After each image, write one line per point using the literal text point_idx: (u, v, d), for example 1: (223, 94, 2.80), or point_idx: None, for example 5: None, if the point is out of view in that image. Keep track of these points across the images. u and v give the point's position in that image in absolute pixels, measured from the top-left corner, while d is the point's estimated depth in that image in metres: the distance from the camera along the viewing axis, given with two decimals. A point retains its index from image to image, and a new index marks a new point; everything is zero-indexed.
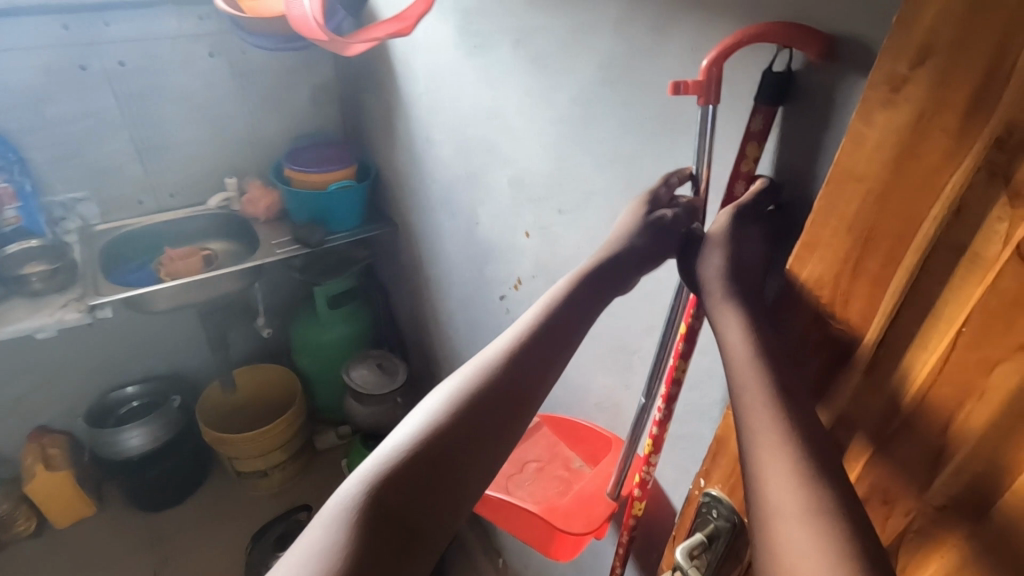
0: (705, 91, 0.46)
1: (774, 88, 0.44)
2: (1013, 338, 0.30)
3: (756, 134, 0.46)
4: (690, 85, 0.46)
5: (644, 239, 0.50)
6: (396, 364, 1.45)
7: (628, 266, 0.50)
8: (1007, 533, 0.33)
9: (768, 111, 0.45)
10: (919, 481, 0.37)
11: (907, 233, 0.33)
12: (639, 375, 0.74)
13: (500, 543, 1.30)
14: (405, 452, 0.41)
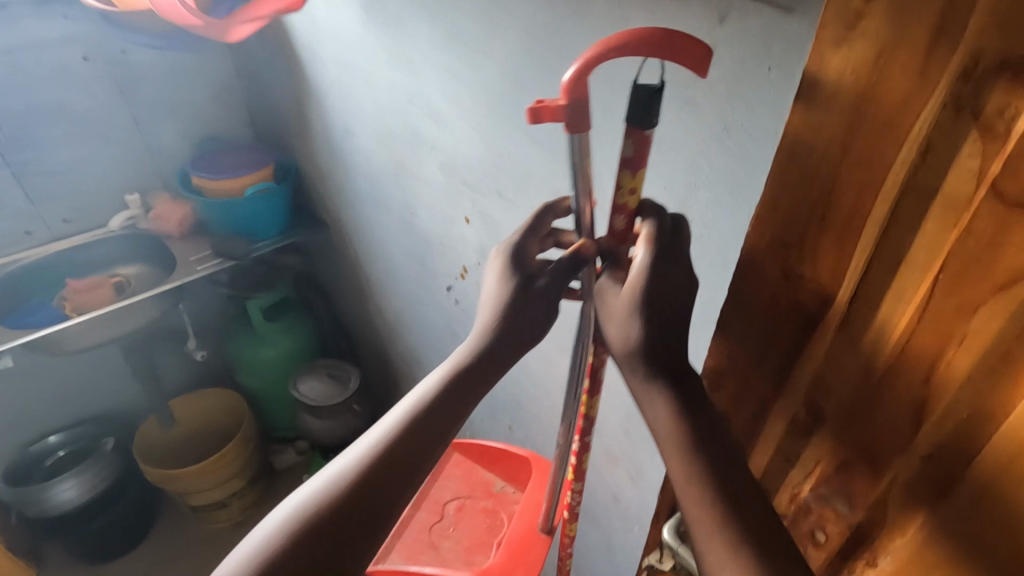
0: (573, 122, 0.40)
1: (642, 108, 0.38)
2: (992, 278, 0.28)
3: (631, 161, 0.40)
4: (551, 109, 0.39)
5: (525, 297, 0.45)
6: (346, 370, 1.38)
7: (521, 326, 0.45)
8: (993, 480, 0.32)
9: (638, 136, 0.39)
10: (902, 435, 0.35)
11: (874, 182, 0.31)
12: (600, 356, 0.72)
13: None
14: (267, 550, 0.38)
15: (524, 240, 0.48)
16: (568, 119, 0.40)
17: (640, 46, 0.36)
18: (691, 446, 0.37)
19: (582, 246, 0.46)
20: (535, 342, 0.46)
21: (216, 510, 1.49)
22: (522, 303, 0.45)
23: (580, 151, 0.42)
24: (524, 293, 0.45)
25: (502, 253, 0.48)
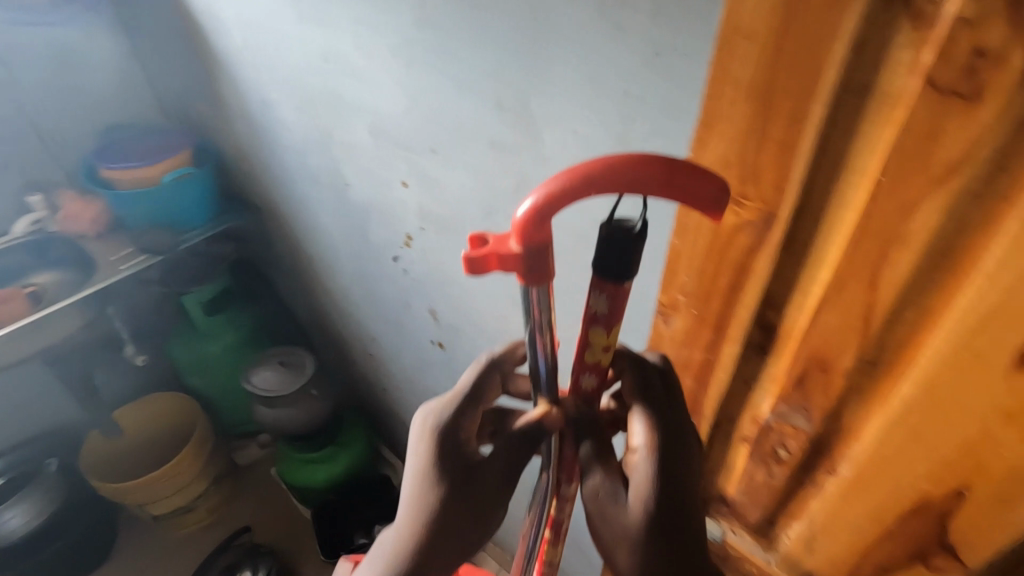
0: (530, 272, 0.38)
1: (612, 250, 0.38)
2: (929, 172, 0.28)
3: (607, 314, 0.42)
4: (497, 259, 0.38)
5: (456, 500, 0.48)
6: (301, 357, 1.33)
7: (454, 529, 0.48)
8: (939, 372, 0.33)
9: (609, 287, 0.40)
10: (852, 343, 0.36)
11: (810, 86, 0.30)
12: None
13: None
14: None
15: (457, 419, 0.50)
16: (525, 274, 0.39)
17: (627, 183, 0.33)
18: None
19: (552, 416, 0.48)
20: (475, 539, 0.49)
21: (182, 515, 1.43)
22: (456, 499, 0.48)
23: (537, 296, 0.41)
24: (456, 496, 0.48)
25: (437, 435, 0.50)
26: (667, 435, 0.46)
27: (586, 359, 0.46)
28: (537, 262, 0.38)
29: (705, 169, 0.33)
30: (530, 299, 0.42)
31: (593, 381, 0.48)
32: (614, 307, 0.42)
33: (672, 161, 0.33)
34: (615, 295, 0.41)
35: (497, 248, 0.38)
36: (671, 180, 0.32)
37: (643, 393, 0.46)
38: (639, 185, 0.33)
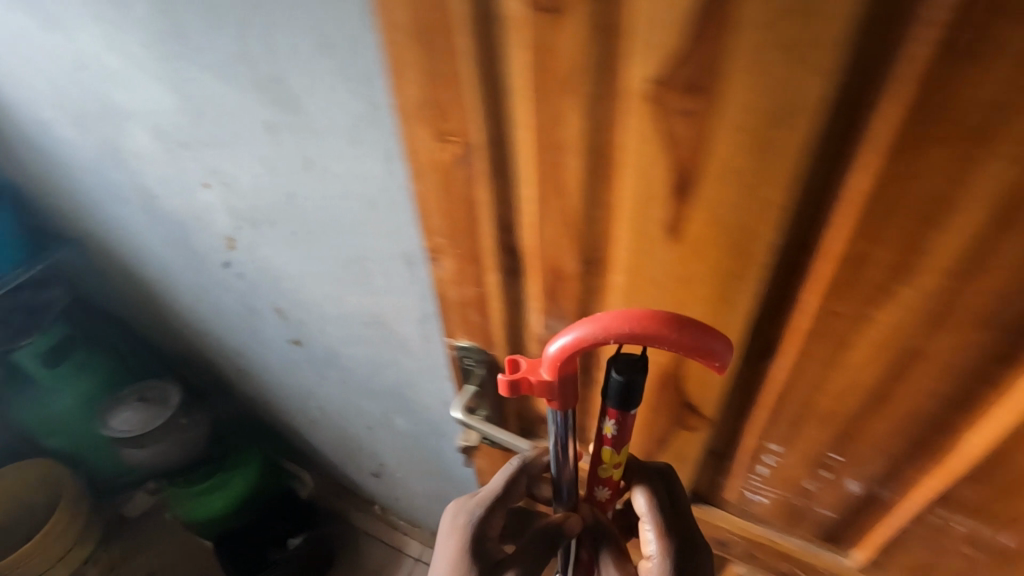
0: (559, 394, 0.43)
1: (623, 395, 0.40)
2: (559, 79, 0.32)
3: (618, 435, 0.44)
4: (532, 384, 0.43)
5: None
6: (162, 388, 1.27)
7: None
8: (630, 254, 0.38)
9: (620, 415, 0.42)
10: (569, 244, 0.40)
11: (452, 18, 0.32)
12: (379, 281, 0.72)
13: (370, 486, 1.35)
14: None
15: (485, 519, 0.56)
16: (555, 396, 0.44)
17: (643, 342, 0.35)
18: None
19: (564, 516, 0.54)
20: None
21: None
22: None
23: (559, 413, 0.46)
24: None
25: (461, 535, 0.55)
26: (681, 552, 0.48)
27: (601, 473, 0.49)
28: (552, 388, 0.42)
29: (714, 334, 0.34)
30: (554, 415, 0.46)
31: (605, 491, 0.51)
32: (622, 431, 0.44)
33: (693, 327, 0.34)
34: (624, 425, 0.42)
35: (529, 372, 0.43)
36: (684, 345, 0.34)
37: (655, 506, 0.49)
38: (654, 342, 0.35)
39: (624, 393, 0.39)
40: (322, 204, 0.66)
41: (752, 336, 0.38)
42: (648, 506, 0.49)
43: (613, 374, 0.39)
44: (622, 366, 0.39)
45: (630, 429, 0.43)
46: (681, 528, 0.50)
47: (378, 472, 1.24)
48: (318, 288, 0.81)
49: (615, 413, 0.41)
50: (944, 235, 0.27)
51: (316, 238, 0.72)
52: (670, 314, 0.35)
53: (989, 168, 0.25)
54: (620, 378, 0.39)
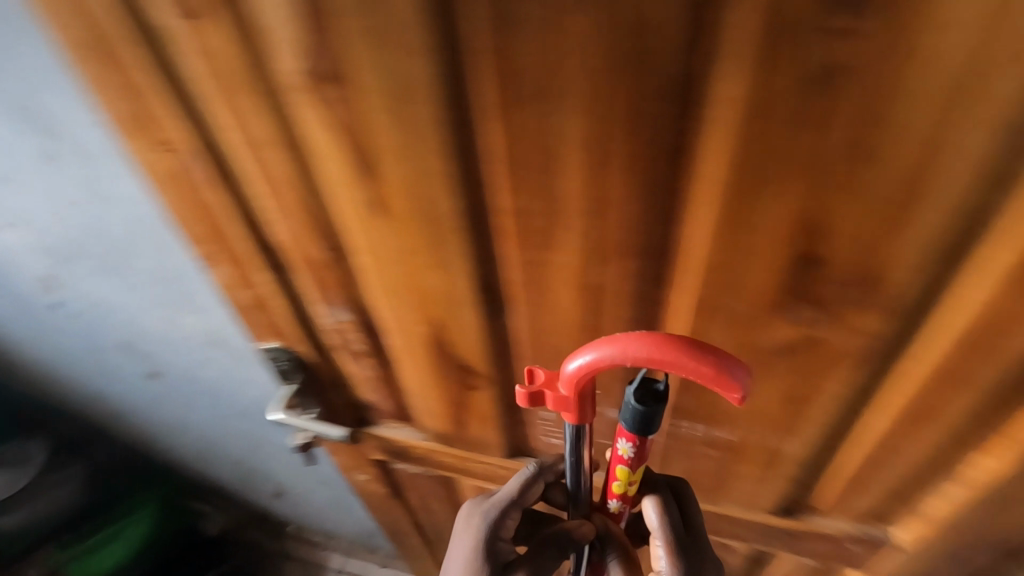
0: (578, 409, 0.40)
1: (645, 422, 0.37)
2: (233, 76, 0.33)
3: (639, 456, 0.42)
4: (549, 396, 0.40)
5: None
6: (31, 446, 1.19)
7: None
8: (362, 233, 0.40)
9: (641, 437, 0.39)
10: (314, 230, 0.42)
11: (118, 26, 0.33)
12: (209, 310, 0.69)
13: (276, 507, 1.33)
14: None
15: (499, 520, 0.53)
16: (576, 410, 0.40)
17: (661, 367, 0.32)
18: None
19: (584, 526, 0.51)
20: None
21: None
22: None
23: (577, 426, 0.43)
24: None
25: (474, 534, 0.52)
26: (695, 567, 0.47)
27: (613, 488, 0.47)
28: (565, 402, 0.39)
29: (736, 362, 0.32)
30: (573, 428, 0.44)
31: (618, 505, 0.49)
32: (641, 453, 0.41)
33: (720, 354, 0.32)
34: (642, 447, 0.40)
35: (548, 385, 0.40)
36: (702, 374, 0.31)
37: (669, 521, 0.48)
38: (671, 368, 0.32)
39: (643, 420, 0.36)
40: (122, 245, 0.61)
41: (485, 296, 0.42)
42: (660, 519, 0.48)
43: (630, 395, 0.37)
44: (643, 389, 0.36)
45: (648, 451, 0.41)
46: (697, 542, 0.48)
47: (279, 491, 1.22)
48: (153, 317, 0.77)
49: (630, 433, 0.38)
50: (567, 179, 0.32)
51: (129, 277, 0.67)
52: (696, 340, 0.33)
53: (567, 117, 0.29)
54: (636, 400, 0.36)
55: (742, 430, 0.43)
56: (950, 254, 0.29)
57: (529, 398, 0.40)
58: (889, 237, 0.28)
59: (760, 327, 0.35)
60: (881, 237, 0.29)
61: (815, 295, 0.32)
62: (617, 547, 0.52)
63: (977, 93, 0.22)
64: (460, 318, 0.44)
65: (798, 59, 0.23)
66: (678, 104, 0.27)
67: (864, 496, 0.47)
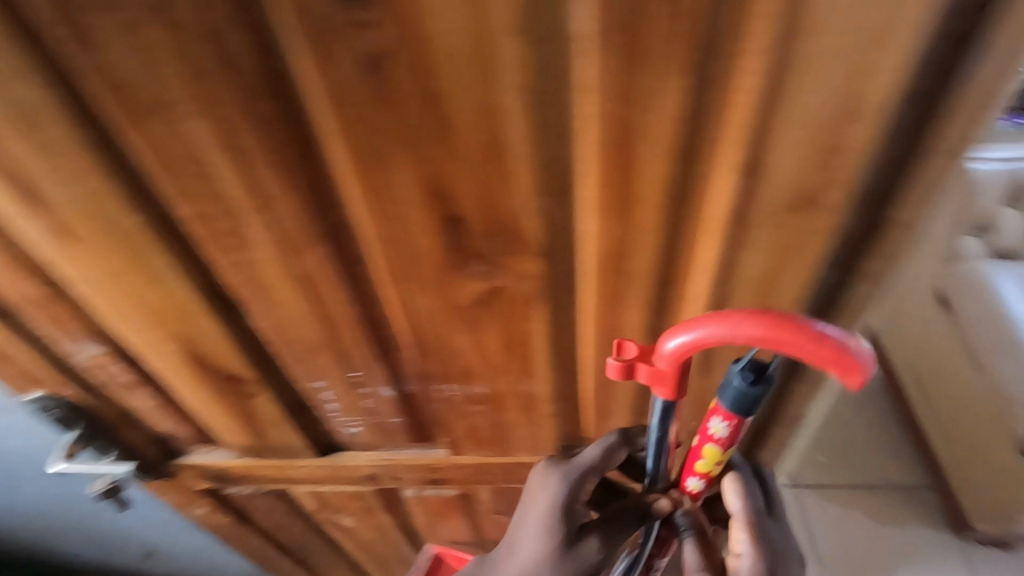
0: (674, 385, 0.40)
1: (746, 402, 0.38)
2: None
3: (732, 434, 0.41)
4: (645, 373, 0.40)
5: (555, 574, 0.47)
6: None
7: None
8: (65, 260, 0.39)
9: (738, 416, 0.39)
10: (18, 265, 0.41)
11: None
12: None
13: None
14: None
15: (577, 489, 0.49)
16: (670, 388, 0.40)
17: (773, 346, 0.33)
18: None
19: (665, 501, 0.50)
20: None
21: None
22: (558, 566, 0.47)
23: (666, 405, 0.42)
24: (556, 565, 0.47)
25: (552, 502, 0.49)
26: (772, 557, 0.48)
27: (697, 468, 0.46)
28: (660, 375, 0.39)
29: (855, 341, 0.32)
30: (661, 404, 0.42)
31: (700, 484, 0.48)
32: (733, 434, 0.41)
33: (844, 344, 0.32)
34: (736, 427, 0.40)
35: (643, 359, 0.40)
36: (819, 355, 0.32)
37: (748, 504, 0.48)
38: (784, 346, 0.33)
39: (745, 398, 0.38)
40: None
41: (213, 301, 0.43)
42: (737, 503, 0.49)
43: (735, 370, 0.38)
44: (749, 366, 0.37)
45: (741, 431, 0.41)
46: (772, 530, 0.49)
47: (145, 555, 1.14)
48: None
49: (726, 411, 0.39)
50: (223, 179, 0.34)
51: None
52: (812, 321, 0.33)
53: (192, 120, 0.31)
54: (740, 378, 0.37)
55: (492, 383, 0.48)
56: (556, 195, 0.34)
57: (627, 370, 0.40)
58: (500, 190, 0.33)
59: (451, 285, 0.39)
60: (494, 191, 0.33)
61: (477, 250, 0.36)
62: (691, 520, 0.49)
63: (486, 54, 0.27)
64: (204, 325, 0.45)
65: (345, 46, 0.27)
66: (282, 99, 0.30)
67: (618, 419, 0.53)
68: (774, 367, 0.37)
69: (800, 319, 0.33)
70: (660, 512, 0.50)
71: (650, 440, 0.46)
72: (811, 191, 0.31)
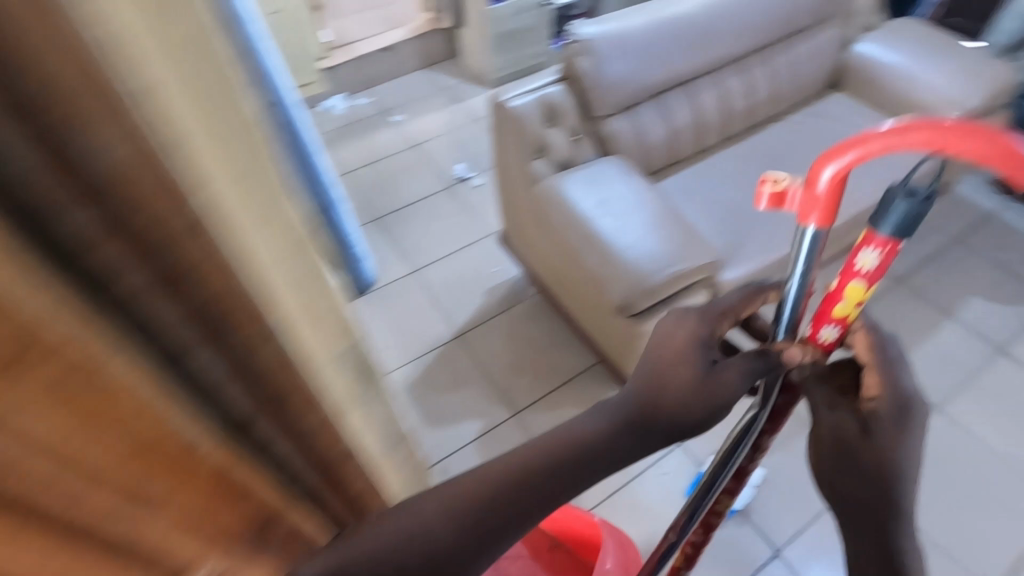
0: (825, 217, 0.62)
1: (907, 218, 0.61)
2: None
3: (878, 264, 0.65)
4: (807, 201, 0.61)
5: (688, 370, 0.68)
6: None
7: (680, 394, 0.67)
8: None
9: (893, 240, 0.63)
10: None
11: None
12: None
13: None
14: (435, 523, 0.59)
15: (711, 327, 0.73)
16: (821, 220, 0.62)
17: (936, 148, 0.51)
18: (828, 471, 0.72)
19: (794, 348, 0.74)
20: (689, 411, 0.66)
21: None
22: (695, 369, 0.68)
23: (817, 236, 0.64)
24: (697, 367, 0.68)
25: (694, 322, 0.73)
26: (900, 396, 0.69)
27: (837, 311, 0.70)
28: (817, 200, 0.61)
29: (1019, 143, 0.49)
30: (809, 240, 0.64)
31: (831, 332, 0.73)
32: (877, 263, 0.65)
33: (993, 132, 0.49)
34: (883, 254, 0.64)
35: (809, 192, 0.61)
36: (984, 151, 0.49)
37: (875, 353, 0.72)
38: (942, 147, 0.51)
39: (909, 213, 0.60)
40: None
41: None
42: (868, 353, 0.73)
43: (899, 196, 0.61)
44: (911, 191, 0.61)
45: (886, 262, 0.65)
46: (899, 377, 0.71)
47: None
48: None
49: (883, 237, 0.63)
50: None
51: None
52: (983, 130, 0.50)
53: None
54: (906, 200, 0.60)
55: None
56: None
57: (792, 204, 0.63)
58: None
59: None
60: None
61: None
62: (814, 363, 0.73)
63: None
64: None
65: None
66: None
67: None
68: (930, 188, 0.60)
69: (952, 125, 0.50)
70: (789, 359, 0.74)
71: (794, 291, 0.71)
72: (29, 338, 0.26)
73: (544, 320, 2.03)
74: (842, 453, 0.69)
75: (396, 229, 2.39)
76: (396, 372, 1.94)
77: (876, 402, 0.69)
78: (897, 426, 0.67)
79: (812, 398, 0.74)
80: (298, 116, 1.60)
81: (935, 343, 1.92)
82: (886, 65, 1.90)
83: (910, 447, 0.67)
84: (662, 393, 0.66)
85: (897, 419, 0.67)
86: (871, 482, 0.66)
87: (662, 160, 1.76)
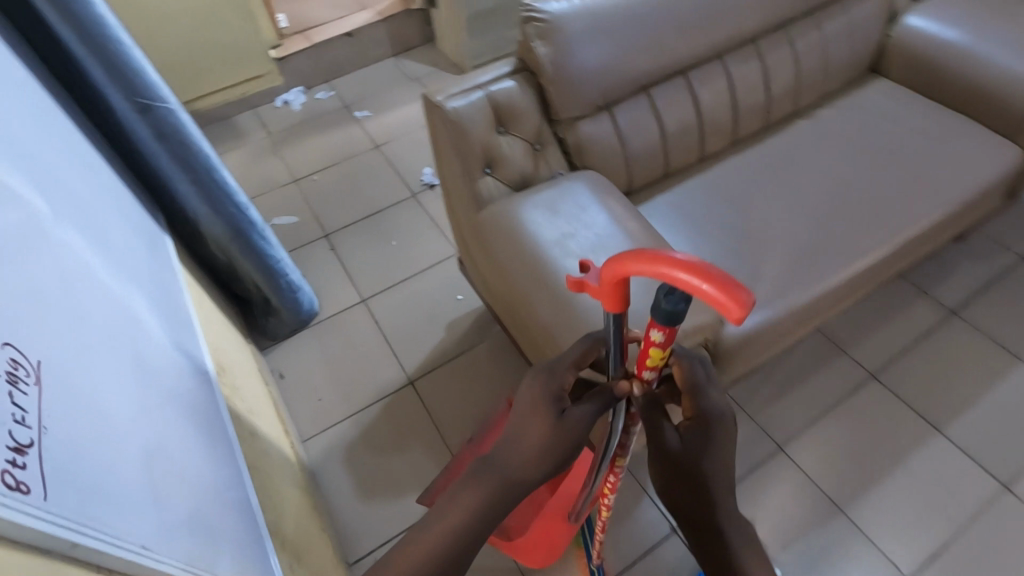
0: (613, 304, 0.63)
1: (669, 315, 0.56)
2: None
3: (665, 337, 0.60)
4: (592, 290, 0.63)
5: (534, 415, 0.65)
6: None
7: (532, 437, 0.64)
8: None
9: (668, 324, 0.58)
10: None
11: None
12: None
13: None
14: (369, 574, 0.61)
15: (550, 376, 0.68)
16: (611, 304, 0.63)
17: (673, 279, 0.52)
18: (673, 496, 0.68)
19: (625, 385, 0.70)
20: (544, 447, 0.63)
21: None
22: (544, 407, 0.65)
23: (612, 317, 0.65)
24: (541, 407, 0.65)
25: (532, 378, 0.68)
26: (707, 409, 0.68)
27: (648, 364, 0.66)
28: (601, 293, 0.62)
29: (744, 292, 0.49)
30: (610, 315, 0.65)
31: (649, 374, 0.68)
32: (666, 337, 0.60)
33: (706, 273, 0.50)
34: (665, 335, 0.59)
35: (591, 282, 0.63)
36: (712, 295, 0.49)
37: (694, 374, 0.69)
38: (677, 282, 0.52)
39: (668, 312, 0.56)
40: None
41: None
42: (686, 375, 0.69)
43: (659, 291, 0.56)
44: (668, 293, 0.55)
45: (675, 335, 0.60)
46: (709, 392, 0.69)
47: None
48: None
49: (657, 324, 0.58)
50: None
51: None
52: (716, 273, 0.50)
53: None
54: (663, 297, 0.55)
55: None
56: None
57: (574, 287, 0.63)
58: None
59: None
60: None
61: None
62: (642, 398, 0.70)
63: None
64: None
65: None
66: None
67: None
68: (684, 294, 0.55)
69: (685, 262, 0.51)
70: (621, 392, 0.70)
71: (612, 336, 0.67)
72: None
73: (513, 362, 1.70)
74: (667, 474, 0.68)
75: (346, 246, 2.05)
76: (333, 428, 1.62)
77: (693, 418, 0.69)
78: (709, 442, 0.67)
79: (645, 425, 0.70)
80: (187, 121, 1.27)
81: (999, 396, 1.53)
82: (943, 44, 1.48)
83: (720, 461, 0.67)
84: (517, 442, 0.64)
85: (707, 432, 0.67)
86: (694, 497, 0.66)
87: (652, 171, 1.39)
